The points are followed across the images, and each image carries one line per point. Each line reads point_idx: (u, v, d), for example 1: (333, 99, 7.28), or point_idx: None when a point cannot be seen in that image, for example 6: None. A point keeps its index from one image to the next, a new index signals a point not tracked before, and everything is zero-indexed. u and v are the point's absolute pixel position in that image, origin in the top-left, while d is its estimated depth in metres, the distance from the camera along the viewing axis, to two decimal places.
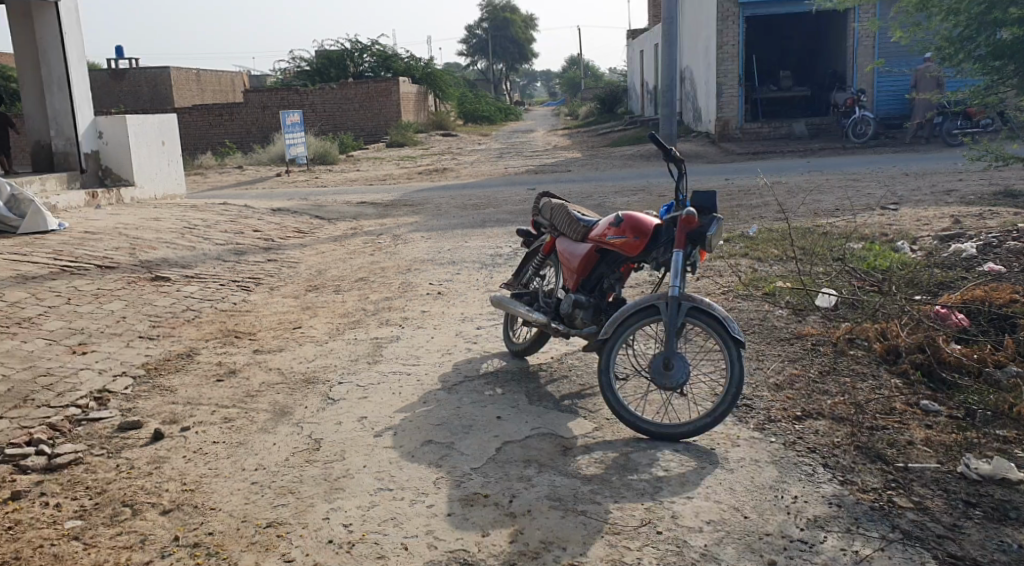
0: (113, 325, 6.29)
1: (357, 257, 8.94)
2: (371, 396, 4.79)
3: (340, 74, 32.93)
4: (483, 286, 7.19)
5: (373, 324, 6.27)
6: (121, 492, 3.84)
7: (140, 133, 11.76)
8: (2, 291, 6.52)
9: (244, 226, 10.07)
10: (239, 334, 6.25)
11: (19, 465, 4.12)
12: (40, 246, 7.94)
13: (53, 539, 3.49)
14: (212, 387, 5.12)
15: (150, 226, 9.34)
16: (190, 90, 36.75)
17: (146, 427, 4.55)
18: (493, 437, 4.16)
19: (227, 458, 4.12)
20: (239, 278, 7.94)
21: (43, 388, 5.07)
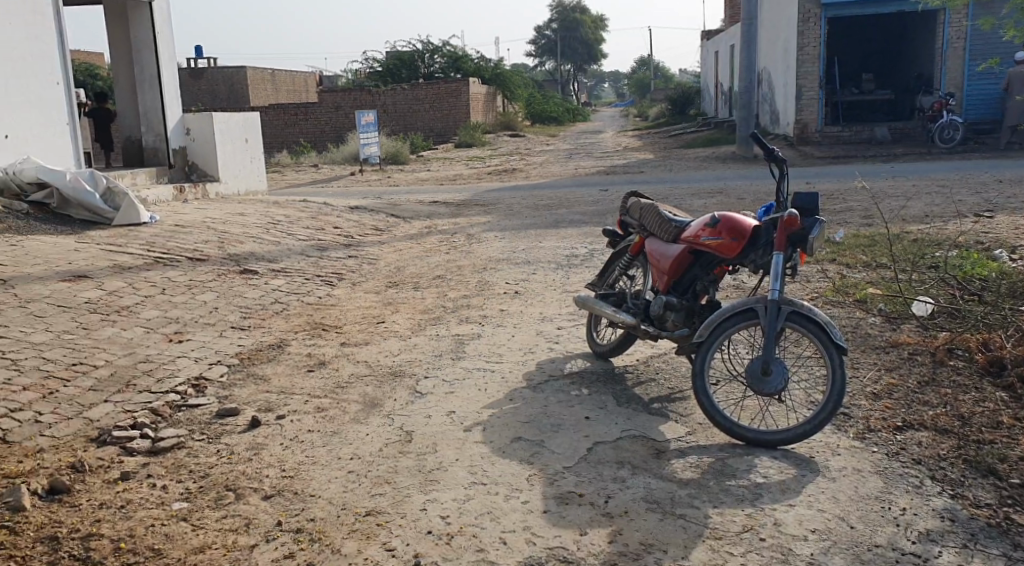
0: (206, 316, 6.48)
1: (434, 255, 9.01)
2: (457, 391, 4.81)
3: (411, 75, 33.36)
4: (562, 286, 7.17)
5: (454, 321, 6.30)
6: (224, 476, 4.10)
7: (226, 129, 12.03)
8: (100, 281, 6.80)
9: (325, 223, 10.22)
10: (325, 327, 6.35)
11: (126, 448, 4.45)
12: (134, 237, 8.21)
13: (162, 519, 3.77)
14: (304, 377, 5.26)
15: (235, 221, 9.56)
16: (266, 90, 37.59)
17: (242, 414, 4.79)
18: (585, 437, 4.13)
19: (322, 446, 4.28)
20: (322, 273, 8.06)
21: (144, 374, 5.39)
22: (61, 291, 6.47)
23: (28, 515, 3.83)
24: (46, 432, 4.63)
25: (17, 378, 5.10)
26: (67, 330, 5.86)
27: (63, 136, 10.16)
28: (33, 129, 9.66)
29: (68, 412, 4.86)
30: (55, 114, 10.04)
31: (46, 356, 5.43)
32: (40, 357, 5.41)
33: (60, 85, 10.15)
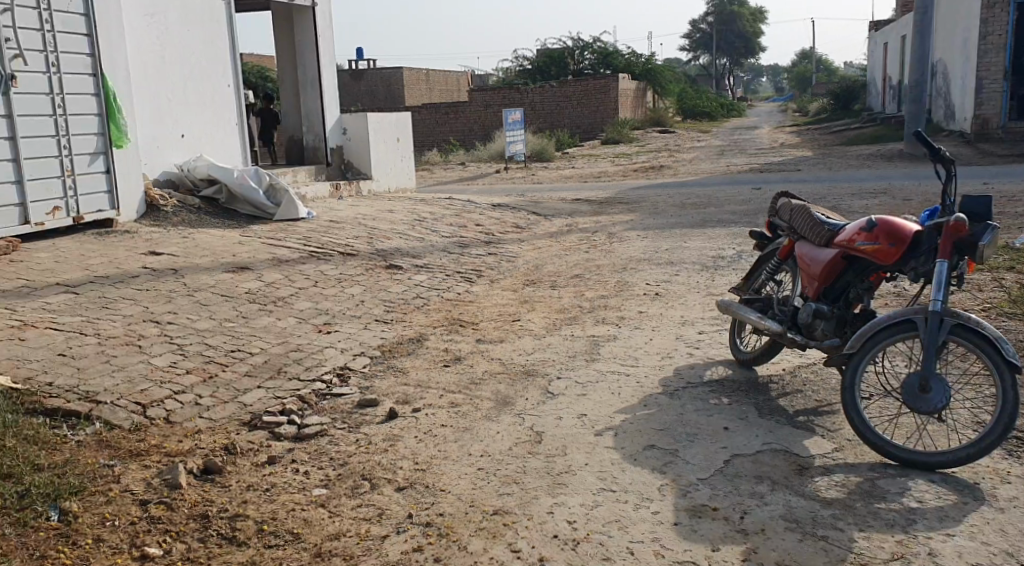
0: (352, 308, 6.68)
1: (574, 253, 8.93)
2: (590, 394, 4.72)
3: (560, 73, 33.50)
4: (705, 289, 6.94)
5: (590, 322, 6.21)
6: (360, 465, 4.18)
7: (379, 129, 12.40)
8: (260, 273, 7.16)
9: (468, 220, 10.34)
10: (463, 323, 6.39)
11: (274, 433, 4.63)
12: (291, 231, 8.58)
13: (302, 505, 3.87)
14: (440, 371, 5.31)
15: (383, 218, 9.81)
16: (420, 90, 38.65)
17: (381, 405, 4.88)
18: (722, 449, 3.95)
19: (454, 442, 4.30)
20: (462, 270, 8.14)
21: (293, 362, 5.60)
22: (224, 282, 6.85)
23: (183, 492, 4.03)
24: (204, 414, 4.87)
25: (181, 362, 5.42)
26: (227, 318, 6.18)
27: (233, 134, 10.74)
28: (206, 128, 10.27)
29: (224, 396, 5.10)
30: (226, 114, 10.62)
31: (207, 343, 5.74)
32: (202, 343, 5.72)
33: (231, 87, 10.71)
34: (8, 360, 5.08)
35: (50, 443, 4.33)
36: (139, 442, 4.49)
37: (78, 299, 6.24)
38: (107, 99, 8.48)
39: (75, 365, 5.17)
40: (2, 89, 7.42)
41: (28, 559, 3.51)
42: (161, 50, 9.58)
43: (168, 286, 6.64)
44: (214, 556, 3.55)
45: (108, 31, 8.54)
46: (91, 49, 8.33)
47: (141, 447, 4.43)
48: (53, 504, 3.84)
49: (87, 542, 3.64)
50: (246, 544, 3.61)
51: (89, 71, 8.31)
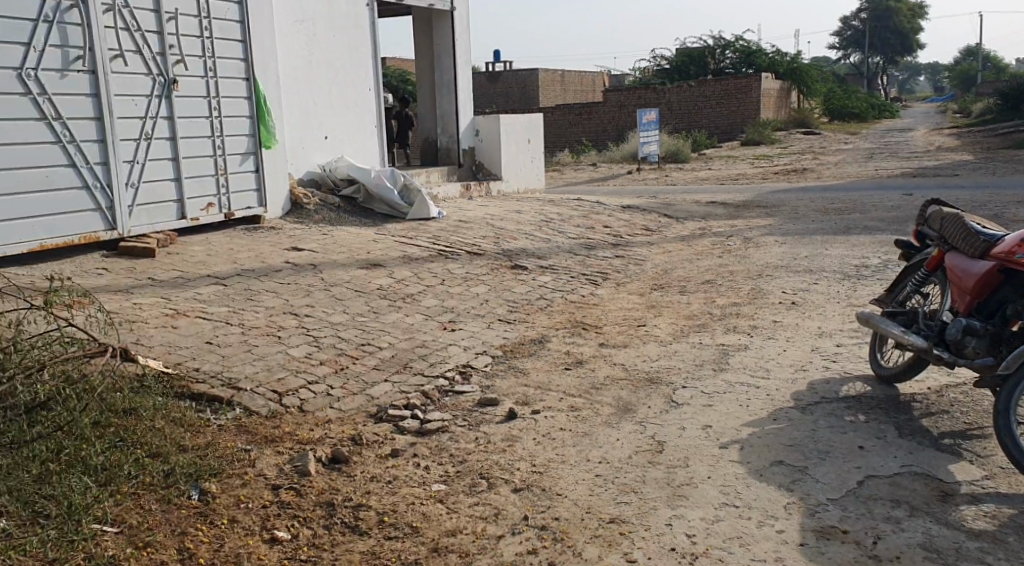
0: (477, 307, 6.73)
1: (705, 258, 8.70)
2: (716, 405, 4.56)
3: (699, 72, 32.95)
4: (844, 300, 6.61)
5: (720, 330, 6.02)
6: (479, 463, 4.19)
7: (510, 131, 12.50)
8: (392, 270, 7.34)
9: (596, 222, 10.26)
10: (586, 326, 6.33)
11: (397, 426, 4.71)
12: (423, 230, 8.75)
13: (422, 499, 3.92)
14: (561, 374, 5.27)
15: (512, 218, 9.87)
16: (556, 90, 38.77)
17: (502, 405, 4.89)
18: (856, 469, 3.73)
19: (573, 446, 4.25)
20: (589, 272, 8.07)
21: (419, 358, 5.69)
22: (358, 277, 7.05)
23: (311, 479, 4.15)
24: (334, 405, 5.01)
25: (315, 354, 5.60)
26: (360, 313, 6.35)
27: (373, 136, 11.06)
28: (348, 129, 10.62)
29: (354, 388, 5.23)
30: (367, 115, 10.95)
31: (340, 335, 5.92)
32: (336, 336, 5.90)
33: (371, 91, 11.00)
34: (161, 346, 5.39)
35: (194, 425, 4.55)
36: (274, 429, 4.67)
37: (225, 290, 6.56)
38: (257, 102, 8.89)
39: (219, 353, 5.43)
40: (165, 92, 7.88)
41: (170, 534, 3.70)
42: (309, 54, 9.96)
43: (306, 280, 6.89)
44: (337, 544, 3.64)
45: (261, 36, 8.94)
46: (244, 55, 8.74)
47: (276, 433, 4.60)
48: (194, 484, 4.04)
49: (223, 522, 3.81)
50: (367, 534, 3.68)
51: (242, 75, 8.72)
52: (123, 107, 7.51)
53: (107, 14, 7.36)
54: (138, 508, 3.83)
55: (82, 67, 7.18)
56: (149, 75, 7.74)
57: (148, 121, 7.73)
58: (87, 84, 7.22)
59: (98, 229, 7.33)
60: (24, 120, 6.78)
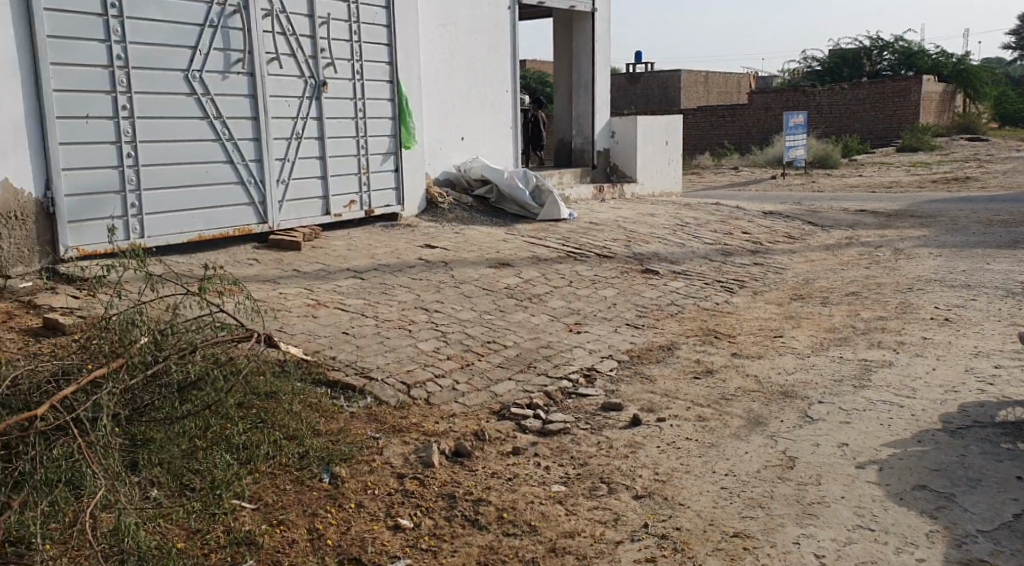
0: (605, 310, 6.65)
1: (850, 269, 8.29)
2: (854, 422, 4.33)
3: (854, 73, 31.68)
4: (1004, 318, 6.14)
5: (863, 344, 5.70)
6: (600, 467, 4.12)
7: (648, 132, 12.29)
8: (521, 270, 7.37)
9: (735, 228, 9.97)
10: (718, 334, 6.14)
11: (519, 425, 4.70)
12: (555, 231, 8.74)
13: (541, 499, 3.89)
14: (689, 383, 5.12)
15: (646, 221, 9.72)
16: (699, 92, 38.10)
17: (626, 411, 4.80)
18: (1011, 501, 3.45)
19: (698, 456, 4.12)
20: (724, 279, 7.84)
21: (544, 358, 5.67)
22: (487, 276, 7.12)
23: (434, 471, 4.21)
24: (459, 400, 5.05)
25: (443, 348, 5.68)
26: (487, 311, 6.40)
27: (509, 137, 11.15)
28: (486, 131, 10.75)
29: (479, 384, 5.26)
30: (504, 117, 11.05)
31: (467, 332, 5.98)
32: (463, 333, 5.97)
33: (509, 92, 11.08)
34: (301, 334, 5.60)
35: (328, 411, 4.70)
36: (402, 419, 4.75)
37: (362, 284, 6.76)
38: (400, 103, 9.12)
39: (354, 343, 5.59)
40: (315, 94, 8.19)
41: (302, 514, 3.83)
42: (450, 57, 10.15)
43: (438, 277, 7.02)
44: (457, 536, 3.67)
45: (406, 40, 9.17)
46: (390, 58, 8.98)
47: (403, 423, 4.68)
48: (326, 467, 4.18)
49: (350, 506, 3.90)
50: (487, 529, 3.69)
51: (387, 78, 8.96)
52: (277, 107, 7.86)
53: (265, 20, 7.72)
54: (274, 487, 4.00)
55: (241, 69, 7.55)
56: (301, 77, 8.06)
57: (298, 121, 8.06)
58: (245, 85, 7.59)
59: (251, 222, 7.70)
60: (189, 119, 7.19)
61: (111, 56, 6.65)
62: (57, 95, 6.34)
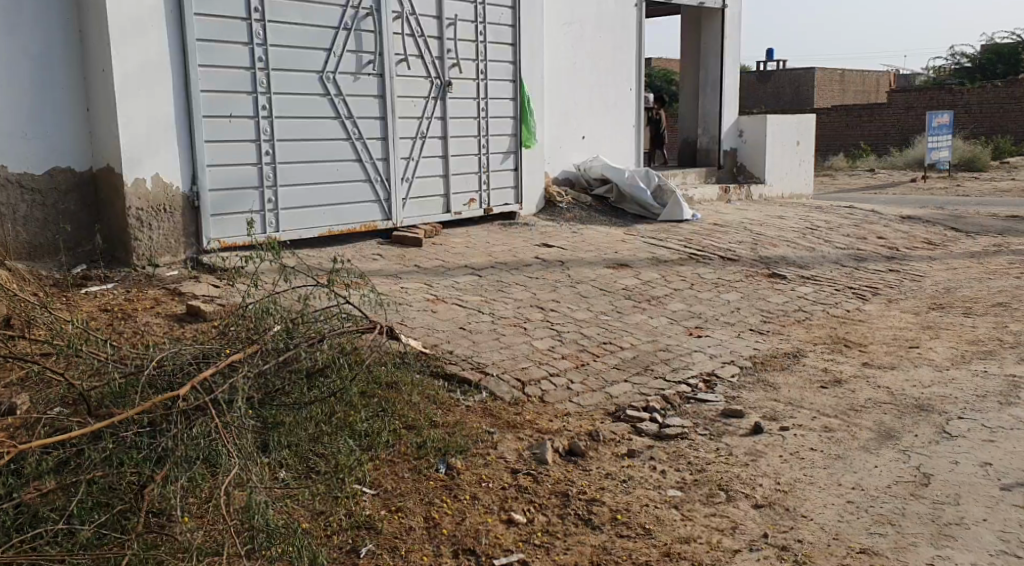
0: (727, 314, 6.49)
1: (997, 278, 7.81)
2: (998, 442, 4.09)
3: (1007, 70, 29.90)
4: None
5: (1009, 359, 5.36)
6: (718, 474, 4.03)
7: (778, 132, 11.94)
8: (640, 271, 7.29)
9: (869, 232, 9.56)
10: (849, 343, 5.90)
11: (635, 428, 4.64)
12: (676, 232, 8.60)
13: (656, 502, 3.85)
14: (816, 393, 4.93)
15: (774, 224, 9.44)
16: (834, 91, 36.79)
17: (747, 418, 4.67)
18: None
19: (823, 468, 4.00)
20: (856, 285, 7.52)
21: (661, 361, 5.58)
22: (604, 277, 7.07)
23: (548, 468, 4.20)
24: (574, 399, 5.03)
25: (559, 347, 5.67)
26: (604, 312, 6.36)
27: (630, 136, 11.03)
28: (607, 130, 10.68)
29: (594, 384, 5.22)
30: (626, 116, 10.94)
31: (584, 332, 5.95)
32: (579, 332, 5.94)
33: (632, 91, 10.97)
34: (420, 327, 5.70)
35: (445, 403, 4.76)
36: (517, 415, 4.76)
37: (480, 280, 6.82)
38: (522, 102, 9.16)
39: (471, 338, 5.64)
40: (441, 94, 8.32)
41: (418, 502, 3.89)
42: (574, 56, 10.12)
43: (555, 276, 7.01)
44: (570, 534, 3.66)
45: (531, 40, 9.21)
46: (514, 57, 9.04)
47: (518, 420, 4.68)
48: (442, 458, 4.24)
49: (465, 498, 3.94)
50: (600, 529, 3.67)
51: (510, 77, 9.03)
52: (405, 107, 8.03)
53: (396, 22, 7.89)
54: (392, 474, 4.09)
55: (372, 71, 7.74)
56: (428, 78, 8.20)
57: (424, 121, 8.21)
58: (375, 86, 7.78)
59: (376, 218, 7.89)
60: (323, 119, 7.42)
61: (253, 58, 6.91)
62: (204, 95, 6.66)
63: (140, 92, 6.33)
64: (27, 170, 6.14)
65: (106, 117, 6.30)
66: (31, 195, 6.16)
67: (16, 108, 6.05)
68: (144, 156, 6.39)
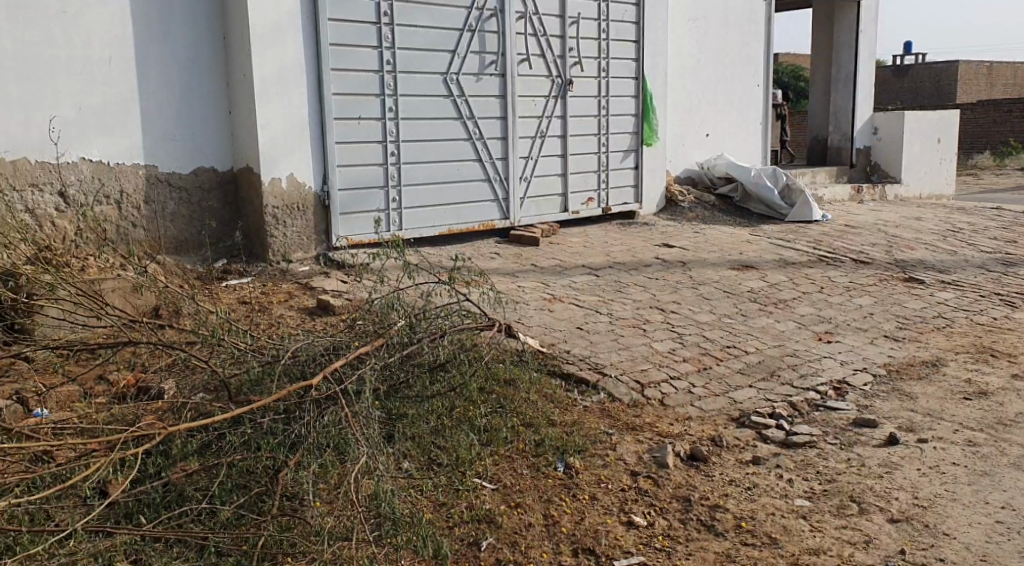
0: (860, 319, 6.24)
1: None
2: None
3: None
4: None
5: None
6: (850, 486, 3.93)
7: (916, 129, 11.36)
8: (765, 273, 7.10)
9: (1018, 235, 9.01)
10: (994, 353, 5.59)
11: (761, 434, 4.51)
12: (804, 233, 8.35)
13: (783, 511, 3.77)
14: (959, 405, 4.77)
15: (912, 225, 9.03)
16: (977, 85, 34.84)
17: (882, 428, 4.51)
18: None
19: (967, 484, 3.91)
20: (1003, 292, 7.10)
21: (789, 367, 5.40)
22: (728, 278, 6.92)
23: (670, 472, 4.13)
24: (696, 403, 4.92)
25: (680, 350, 5.57)
26: (728, 314, 6.21)
27: (756, 134, 10.74)
28: (732, 128, 10.44)
29: (717, 389, 5.10)
30: (752, 114, 10.66)
31: (706, 335, 5.83)
32: (701, 335, 5.83)
33: (759, 88, 10.68)
34: (538, 326, 5.71)
35: (563, 402, 4.75)
36: (636, 417, 4.70)
37: (598, 281, 6.78)
38: (644, 100, 9.06)
39: (589, 338, 5.62)
40: (562, 93, 8.32)
41: (538, 499, 3.89)
42: (699, 52, 9.94)
43: (677, 277, 6.90)
44: (693, 540, 3.61)
45: (654, 39, 9.10)
46: (636, 55, 8.95)
47: (637, 422, 4.63)
48: (561, 457, 4.21)
49: (585, 498, 3.91)
50: (724, 536, 3.62)
51: (632, 75, 8.94)
52: (526, 107, 8.07)
53: (519, 22, 7.94)
54: (511, 470, 4.10)
55: (495, 71, 7.81)
56: (549, 77, 8.22)
57: (544, 120, 8.23)
58: (497, 86, 7.85)
59: (495, 217, 7.97)
60: (446, 119, 7.53)
61: (382, 61, 7.08)
62: (335, 98, 6.87)
63: (277, 96, 6.58)
64: (175, 170, 6.47)
65: (247, 118, 6.57)
66: (178, 193, 6.49)
67: (166, 112, 6.38)
68: (281, 157, 6.65)
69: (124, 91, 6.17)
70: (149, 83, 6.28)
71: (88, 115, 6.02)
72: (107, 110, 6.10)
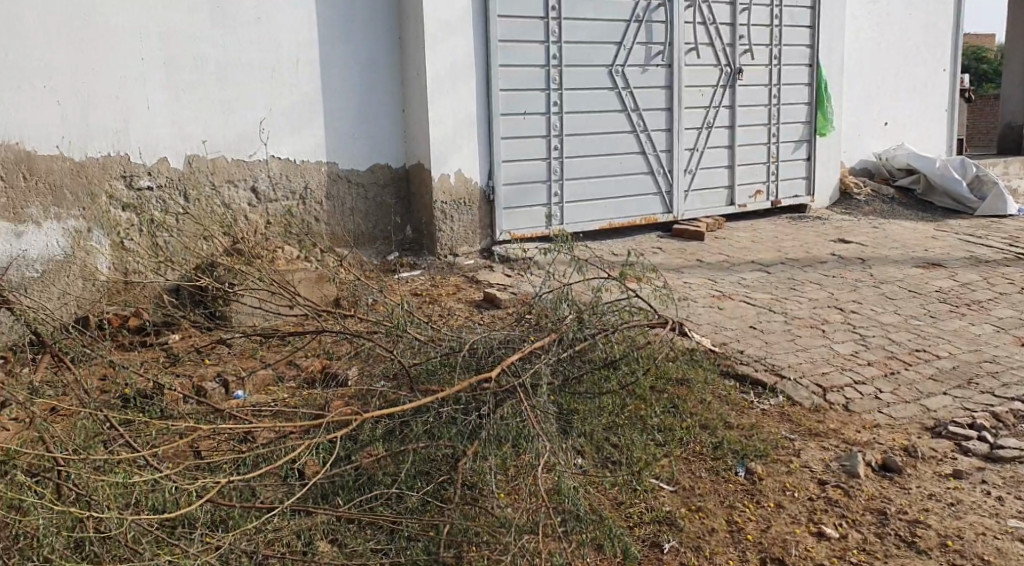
0: None
1: None
2: None
3: None
4: None
5: None
6: None
7: None
8: (955, 272, 6.64)
9: None
10: None
11: (960, 446, 4.21)
12: (998, 229, 7.78)
13: (995, 532, 3.52)
14: None
15: None
16: None
17: None
18: None
19: None
20: None
21: (988, 374, 5.01)
22: (912, 277, 6.52)
23: (861, 482, 3.91)
24: (885, 410, 4.63)
25: (864, 353, 5.27)
26: (914, 315, 5.84)
27: (941, 121, 10.07)
28: (914, 116, 9.82)
29: (907, 395, 4.79)
30: (936, 100, 9.99)
31: (892, 337, 5.49)
32: (886, 337, 5.50)
33: (945, 72, 10.00)
34: (708, 324, 5.56)
35: (740, 405, 4.59)
36: (819, 423, 4.47)
37: (770, 278, 6.53)
38: (819, 87, 8.65)
39: (763, 338, 5.41)
40: (730, 82, 8.06)
41: (719, 504, 3.77)
42: (879, 37, 9.38)
43: (855, 275, 6.55)
44: (893, 556, 3.40)
45: (831, 23, 8.66)
46: (811, 40, 8.55)
47: (821, 428, 4.40)
48: (741, 461, 4.06)
49: (770, 505, 3.76)
50: (927, 554, 3.39)
51: (805, 61, 8.55)
52: (693, 98, 7.87)
53: (688, 11, 7.73)
54: (688, 472, 3.98)
55: (661, 62, 7.65)
56: (717, 67, 7.98)
57: (711, 110, 8.00)
58: (663, 77, 7.69)
59: (657, 211, 7.82)
60: (610, 112, 7.45)
61: (548, 56, 7.07)
62: (503, 94, 6.93)
63: (449, 93, 6.69)
64: (354, 167, 6.69)
65: (420, 116, 6.71)
66: (355, 189, 6.72)
67: (346, 110, 6.60)
68: (452, 153, 6.77)
69: (309, 91, 6.43)
70: (331, 82, 6.51)
71: (277, 115, 6.32)
72: (294, 109, 6.38)
